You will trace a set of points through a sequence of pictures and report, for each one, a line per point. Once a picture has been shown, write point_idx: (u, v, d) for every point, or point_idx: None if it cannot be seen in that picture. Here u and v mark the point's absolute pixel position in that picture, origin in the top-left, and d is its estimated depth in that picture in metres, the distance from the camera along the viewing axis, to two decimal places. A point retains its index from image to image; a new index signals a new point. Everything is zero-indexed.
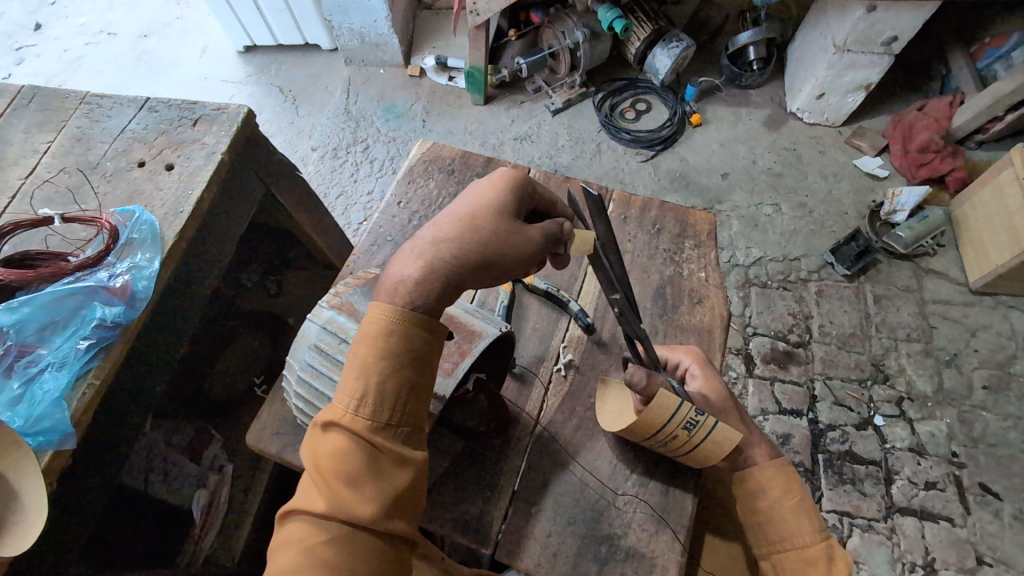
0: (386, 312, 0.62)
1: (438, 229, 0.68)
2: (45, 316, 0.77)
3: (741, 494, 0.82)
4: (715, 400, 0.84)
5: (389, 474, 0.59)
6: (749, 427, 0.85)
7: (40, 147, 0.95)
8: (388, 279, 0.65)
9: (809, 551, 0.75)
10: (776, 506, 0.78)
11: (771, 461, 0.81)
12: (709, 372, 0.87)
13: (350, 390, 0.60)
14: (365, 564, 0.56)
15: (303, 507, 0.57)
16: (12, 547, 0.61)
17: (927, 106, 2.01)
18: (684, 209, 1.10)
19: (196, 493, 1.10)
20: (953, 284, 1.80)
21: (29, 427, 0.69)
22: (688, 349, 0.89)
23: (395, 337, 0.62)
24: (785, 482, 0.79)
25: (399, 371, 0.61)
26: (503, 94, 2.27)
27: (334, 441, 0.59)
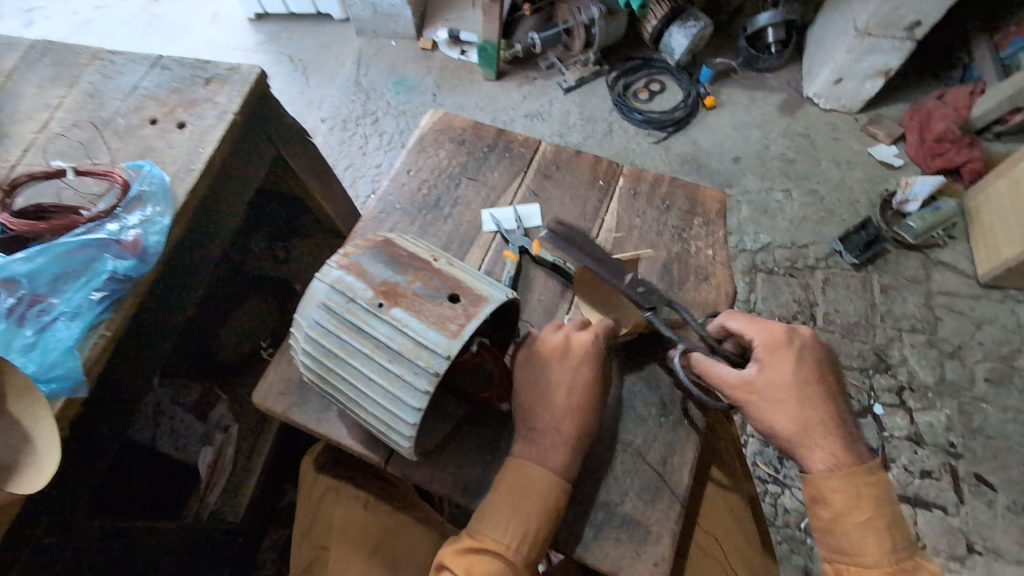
0: (551, 479, 0.75)
1: (570, 404, 0.78)
2: (58, 266, 0.77)
3: (817, 487, 0.77)
4: (761, 385, 0.78)
5: (548, 533, 0.75)
6: (820, 423, 0.77)
7: (53, 102, 0.95)
8: (542, 453, 0.77)
9: (872, 571, 0.74)
10: (836, 518, 0.76)
11: (836, 472, 0.76)
12: (776, 357, 0.79)
13: (516, 531, 0.74)
14: (524, 550, 0.75)
15: (493, 548, 0.74)
16: (26, 486, 0.63)
17: (947, 95, 1.97)
18: (694, 187, 1.10)
19: (202, 450, 1.14)
20: (961, 276, 1.79)
21: (42, 373, 0.71)
22: (770, 325, 0.81)
23: (551, 483, 0.75)
24: (852, 498, 0.76)
25: (560, 491, 0.75)
26: (516, 70, 2.25)
27: (510, 529, 0.74)
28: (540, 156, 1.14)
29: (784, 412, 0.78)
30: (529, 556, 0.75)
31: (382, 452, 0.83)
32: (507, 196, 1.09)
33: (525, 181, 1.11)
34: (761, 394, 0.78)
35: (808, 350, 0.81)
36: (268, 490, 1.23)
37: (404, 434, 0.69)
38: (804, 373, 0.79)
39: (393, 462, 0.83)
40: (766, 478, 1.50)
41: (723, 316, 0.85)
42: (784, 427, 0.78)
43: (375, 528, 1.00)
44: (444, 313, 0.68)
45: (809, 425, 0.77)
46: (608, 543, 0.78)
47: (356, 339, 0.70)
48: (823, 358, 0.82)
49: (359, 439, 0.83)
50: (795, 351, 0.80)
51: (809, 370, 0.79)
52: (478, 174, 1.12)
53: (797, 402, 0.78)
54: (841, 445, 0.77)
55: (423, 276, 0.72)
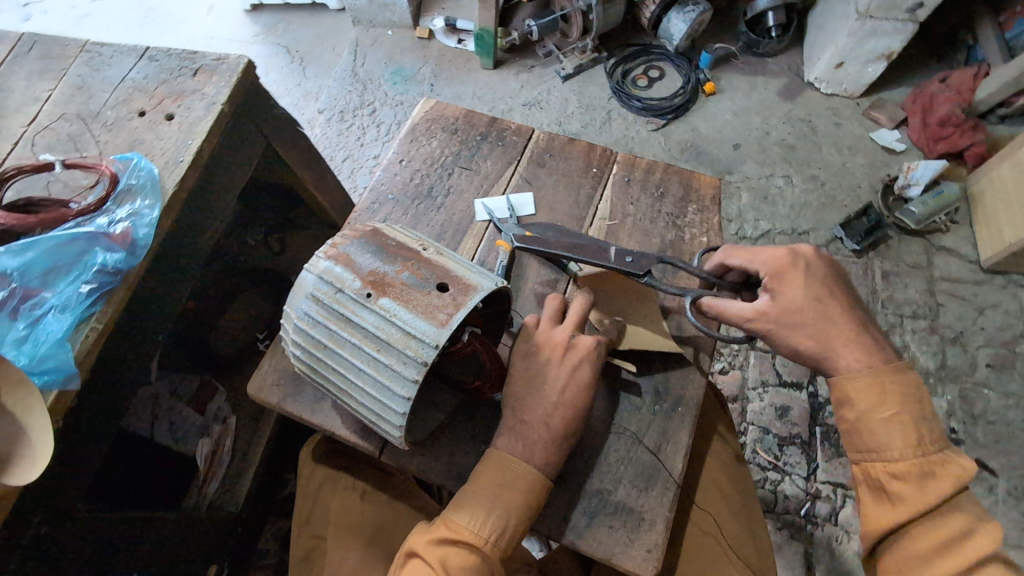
0: (534, 475, 0.74)
1: (567, 403, 0.77)
2: (48, 260, 0.77)
3: (842, 388, 0.75)
4: (778, 312, 0.78)
5: (522, 531, 0.75)
6: (840, 331, 0.76)
7: (42, 95, 0.95)
8: (530, 450, 0.76)
9: (900, 464, 0.70)
10: (863, 416, 0.73)
11: (863, 371, 0.74)
12: (789, 279, 0.79)
13: (493, 526, 0.73)
14: (497, 546, 0.74)
15: (467, 542, 0.73)
16: (21, 477, 0.63)
17: (950, 78, 1.94)
18: (689, 172, 1.09)
19: (200, 441, 1.11)
20: (963, 261, 1.77)
21: (35, 366, 0.71)
22: (773, 254, 0.81)
23: (533, 482, 0.74)
24: (880, 393, 0.73)
25: (540, 490, 0.75)
26: (513, 58, 2.22)
27: (486, 524, 0.73)
28: (533, 144, 1.13)
29: (804, 331, 0.77)
30: (505, 548, 0.74)
31: (375, 442, 0.83)
32: (500, 185, 1.09)
33: (519, 169, 1.11)
34: (781, 315, 0.78)
35: (816, 269, 0.80)
36: (267, 481, 1.24)
37: (394, 424, 0.69)
38: (816, 290, 0.78)
39: (386, 452, 0.83)
40: (765, 465, 1.49)
41: (723, 253, 0.86)
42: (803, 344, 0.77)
43: (371, 518, 1.00)
44: (432, 303, 0.68)
45: (827, 337, 0.76)
46: (601, 531, 0.78)
47: (344, 330, 0.70)
48: (834, 273, 0.81)
49: (353, 430, 0.83)
50: (802, 271, 0.79)
51: (822, 285, 0.79)
52: (471, 163, 1.11)
53: (815, 319, 0.77)
54: (866, 350, 0.75)
55: (412, 266, 0.71)
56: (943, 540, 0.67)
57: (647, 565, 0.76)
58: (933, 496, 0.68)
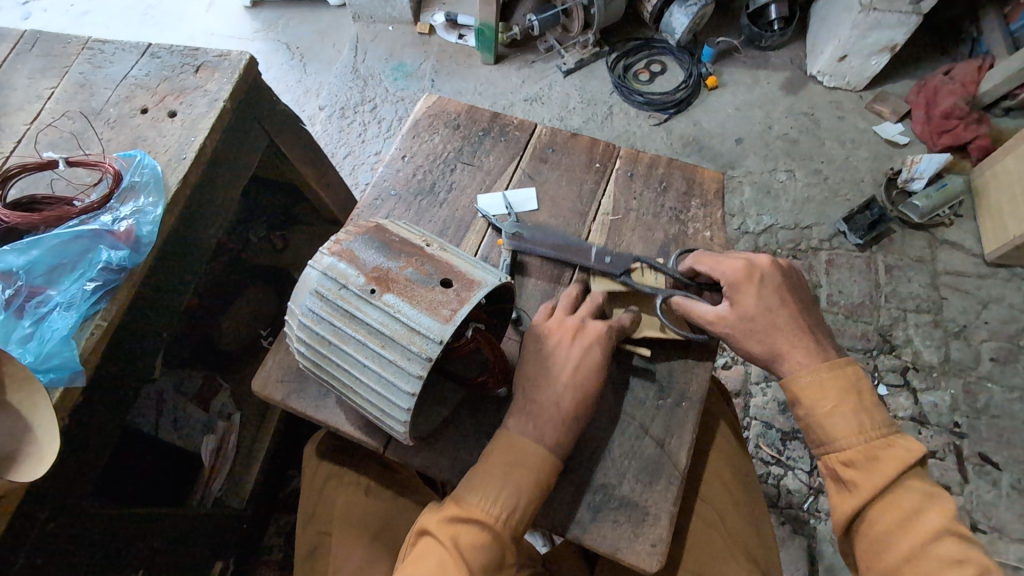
0: (545, 454, 0.74)
1: (577, 383, 0.77)
2: (53, 258, 0.78)
3: (790, 387, 0.77)
4: (734, 319, 0.79)
5: (534, 510, 0.74)
6: (789, 334, 0.78)
7: (44, 92, 0.95)
8: (540, 428, 0.76)
9: (849, 454, 0.72)
10: (812, 412, 0.75)
11: (808, 368, 0.76)
12: (748, 286, 0.80)
13: (503, 503, 0.72)
14: (507, 524, 0.73)
15: (478, 518, 0.72)
16: (29, 474, 0.64)
17: (954, 70, 1.93)
18: (692, 167, 1.09)
19: (206, 437, 1.12)
20: (967, 255, 1.77)
21: (40, 364, 0.71)
22: (733, 263, 0.82)
23: (543, 460, 0.74)
24: (824, 386, 0.75)
25: (551, 469, 0.75)
26: (514, 53, 2.21)
27: (497, 501, 0.73)
28: (536, 139, 1.13)
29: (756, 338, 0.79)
30: (516, 528, 0.74)
31: (379, 438, 0.83)
32: (503, 180, 1.08)
33: (522, 164, 1.10)
34: (739, 322, 0.79)
35: (771, 277, 0.81)
36: (271, 477, 1.25)
37: (399, 419, 0.69)
38: (769, 296, 0.80)
39: (391, 448, 0.83)
40: (768, 460, 1.50)
41: (693, 259, 0.87)
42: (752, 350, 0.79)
43: (376, 514, 1.01)
44: (436, 298, 0.68)
45: (776, 341, 0.78)
46: (606, 525, 0.79)
47: (348, 326, 0.70)
48: (788, 279, 0.82)
49: (357, 426, 0.84)
50: (760, 280, 0.80)
51: (776, 292, 0.80)
52: (473, 159, 1.11)
53: (769, 324, 0.79)
54: (813, 348, 0.78)
55: (415, 262, 0.71)
56: (899, 521, 0.69)
57: (651, 559, 0.76)
58: (883, 480, 0.69)
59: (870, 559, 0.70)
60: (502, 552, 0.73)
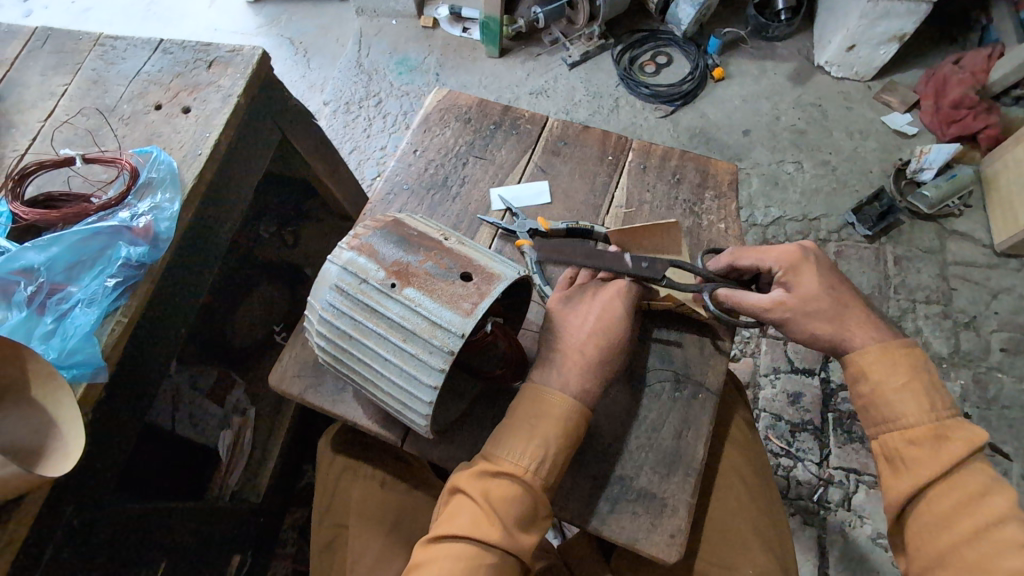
0: (574, 403, 0.75)
1: (599, 330, 0.79)
2: (73, 255, 0.78)
3: (855, 363, 0.77)
4: (795, 302, 0.80)
5: (564, 461, 0.75)
6: (855, 315, 0.79)
7: (57, 90, 0.95)
8: (566, 378, 0.77)
9: (916, 432, 0.72)
10: (877, 388, 0.75)
11: (876, 345, 0.77)
12: (803, 271, 0.81)
13: (534, 454, 0.73)
14: (538, 476, 0.73)
15: (509, 471, 0.72)
16: (57, 470, 0.64)
17: (964, 59, 1.92)
18: (705, 159, 1.08)
19: (222, 433, 1.15)
20: (977, 245, 1.76)
21: (64, 360, 0.72)
22: (785, 249, 0.83)
23: (570, 411, 0.75)
24: (891, 364, 0.75)
25: (577, 420, 0.75)
26: (519, 46, 2.20)
27: (527, 453, 0.73)
28: (547, 132, 1.13)
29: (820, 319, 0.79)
30: (548, 478, 0.74)
31: (398, 431, 0.84)
32: (515, 174, 1.08)
33: (534, 158, 1.10)
34: (800, 304, 0.80)
35: (823, 261, 0.83)
36: (285, 472, 1.26)
37: (421, 412, 0.69)
38: (826, 278, 0.81)
39: (409, 441, 0.83)
40: (778, 451, 1.50)
41: (733, 252, 0.87)
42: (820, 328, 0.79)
43: (392, 507, 1.01)
44: (456, 292, 0.68)
45: (837, 319, 0.79)
46: (624, 517, 0.79)
47: (369, 320, 0.70)
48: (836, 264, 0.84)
49: (376, 419, 0.84)
50: (814, 263, 0.81)
51: (833, 275, 0.81)
52: (485, 152, 1.10)
53: (829, 304, 0.79)
54: (880, 328, 0.78)
55: (435, 256, 0.71)
56: (963, 502, 0.68)
57: (670, 550, 0.77)
58: (948, 461, 0.69)
59: (924, 540, 0.70)
60: (535, 506, 0.73)
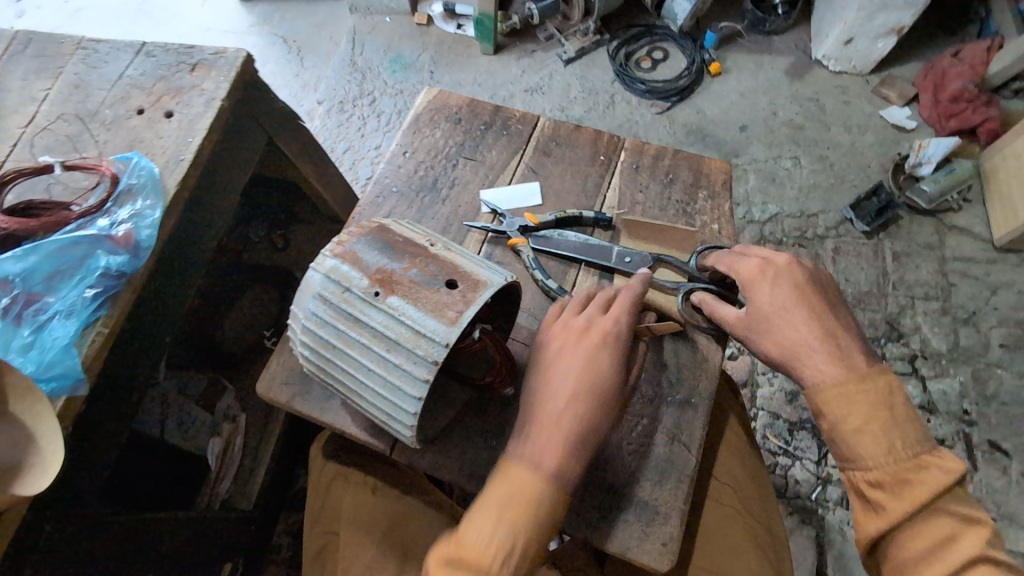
0: (546, 483, 0.69)
1: (581, 389, 0.73)
2: (51, 264, 0.76)
3: (811, 400, 0.74)
4: (749, 320, 0.80)
5: (539, 547, 0.69)
6: (817, 337, 0.74)
7: (38, 94, 0.93)
8: (539, 452, 0.71)
9: (875, 475, 0.69)
10: (834, 427, 0.71)
11: (836, 379, 0.72)
12: (762, 285, 0.79)
13: (502, 542, 0.67)
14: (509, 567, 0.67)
15: (478, 562, 0.66)
16: (34, 486, 0.63)
17: (962, 52, 1.90)
18: (699, 158, 1.07)
19: (211, 441, 1.14)
20: (976, 240, 1.75)
21: (43, 373, 0.70)
22: (747, 264, 0.83)
23: (544, 493, 0.69)
24: (849, 401, 0.70)
25: (553, 502, 0.69)
26: (515, 43, 2.18)
27: (497, 541, 0.67)
28: (539, 132, 1.11)
29: (777, 336, 0.76)
30: (520, 567, 0.68)
31: (386, 440, 0.82)
32: (506, 175, 1.07)
33: (525, 158, 1.08)
34: (753, 321, 0.79)
35: (789, 275, 0.79)
36: (279, 478, 1.25)
37: (406, 423, 0.68)
38: (784, 296, 0.77)
39: (398, 450, 0.82)
40: (776, 450, 1.49)
41: (712, 259, 0.88)
42: (774, 350, 0.77)
43: (383, 513, 1.00)
44: (442, 300, 0.66)
45: (777, 343, 0.76)
46: (616, 525, 0.78)
47: (352, 329, 0.69)
48: (810, 278, 0.79)
49: (364, 427, 0.83)
50: (773, 278, 0.79)
51: (798, 289, 0.78)
52: (475, 154, 1.09)
53: (780, 323, 0.76)
54: (843, 355, 0.73)
55: (420, 262, 0.70)
56: (930, 548, 0.65)
57: (663, 558, 0.76)
58: (910, 506, 0.66)
59: None
60: None
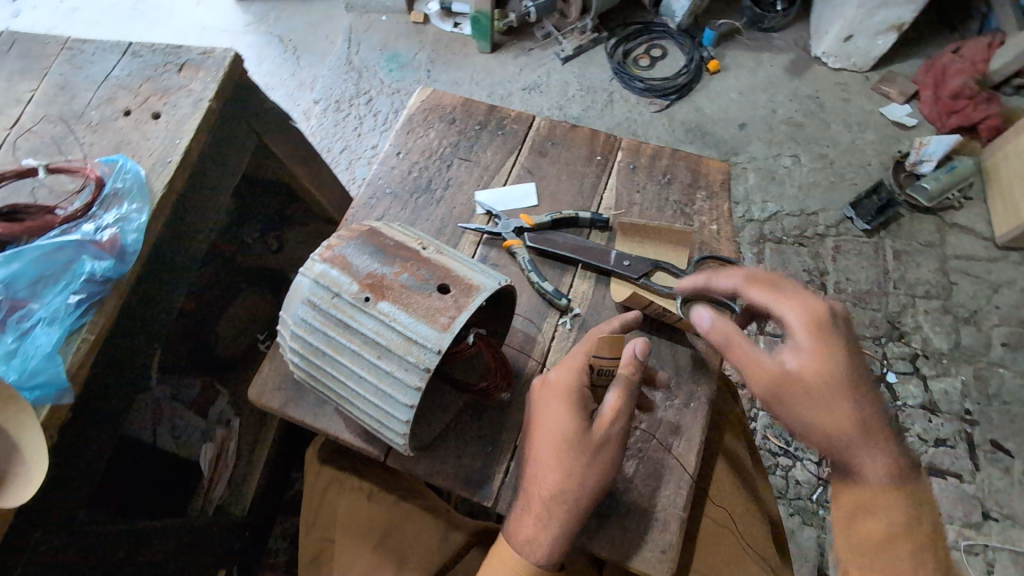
0: (517, 559, 0.71)
1: (545, 455, 0.72)
2: (36, 271, 0.75)
3: (856, 497, 0.65)
4: (802, 379, 0.67)
5: None
6: (873, 422, 0.66)
7: (23, 96, 0.91)
8: (513, 525, 0.72)
9: None
10: (881, 536, 0.62)
11: (892, 481, 0.64)
12: (822, 342, 0.68)
13: None
14: None
15: None
16: (13, 497, 0.61)
17: (963, 48, 1.88)
18: (697, 157, 1.05)
19: (204, 446, 1.10)
20: (977, 238, 1.73)
21: (25, 381, 0.69)
22: (804, 306, 0.70)
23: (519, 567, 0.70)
24: (896, 509, 0.63)
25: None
26: (512, 41, 2.16)
27: None
28: (534, 132, 1.09)
29: (832, 409, 0.66)
30: None
31: (379, 446, 0.81)
32: (501, 176, 1.05)
33: (520, 159, 1.07)
34: (807, 383, 0.67)
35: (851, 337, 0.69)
36: (273, 483, 1.23)
37: (398, 431, 0.67)
38: (844, 362, 0.67)
39: (391, 457, 0.81)
40: (776, 451, 1.47)
41: (744, 282, 0.77)
42: (826, 428, 0.66)
43: (378, 519, 0.99)
44: (433, 305, 0.65)
45: (821, 422, 0.66)
46: (614, 533, 0.76)
47: (342, 336, 0.67)
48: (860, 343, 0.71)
49: (357, 434, 0.81)
50: (839, 337, 0.68)
51: (856, 357, 0.68)
52: (470, 154, 1.07)
53: (835, 394, 0.66)
54: (895, 449, 0.65)
55: (411, 267, 0.68)
56: None
57: (661, 566, 0.74)
58: None
59: None
60: None
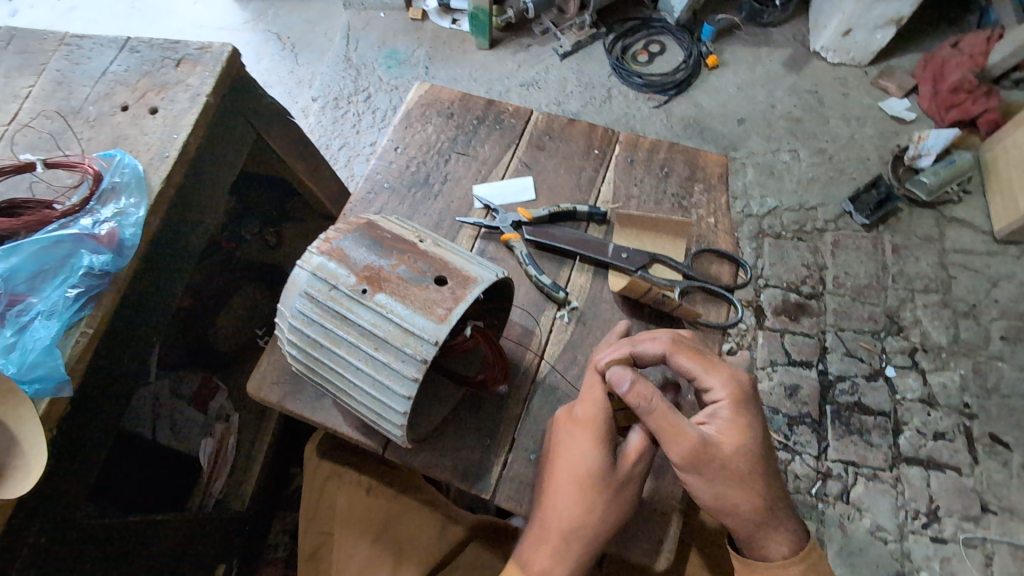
0: None
1: (566, 488, 0.71)
2: (33, 265, 0.75)
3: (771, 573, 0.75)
4: (719, 457, 0.70)
5: None
6: (772, 501, 0.73)
7: (20, 92, 0.91)
8: (530, 555, 0.72)
9: None
10: None
11: (793, 556, 0.75)
12: (742, 421, 0.72)
13: None
14: None
15: None
16: (14, 490, 0.62)
17: (961, 42, 1.88)
18: (694, 151, 1.05)
19: (204, 441, 1.12)
20: (976, 232, 1.73)
21: (24, 375, 0.69)
22: (730, 382, 0.73)
23: None
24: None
25: None
26: (510, 37, 2.16)
27: None
28: (532, 126, 1.09)
29: (737, 488, 0.71)
30: None
31: (378, 439, 0.81)
32: (498, 170, 1.05)
33: (518, 153, 1.07)
34: (722, 459, 0.70)
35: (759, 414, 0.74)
36: (273, 479, 1.23)
37: (396, 423, 0.67)
38: (754, 441, 0.72)
39: (390, 450, 0.81)
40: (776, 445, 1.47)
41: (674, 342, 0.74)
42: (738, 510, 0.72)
43: (378, 512, 1.00)
44: (430, 297, 0.65)
45: (733, 496, 0.71)
46: None
47: (340, 328, 0.67)
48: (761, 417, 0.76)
49: (355, 427, 0.81)
50: (753, 417, 0.73)
51: (762, 436, 0.74)
52: (468, 149, 1.07)
53: (743, 474, 0.71)
54: (793, 526, 0.76)
55: (408, 259, 0.69)
56: None
57: (658, 556, 0.75)
58: None
59: None
60: None
